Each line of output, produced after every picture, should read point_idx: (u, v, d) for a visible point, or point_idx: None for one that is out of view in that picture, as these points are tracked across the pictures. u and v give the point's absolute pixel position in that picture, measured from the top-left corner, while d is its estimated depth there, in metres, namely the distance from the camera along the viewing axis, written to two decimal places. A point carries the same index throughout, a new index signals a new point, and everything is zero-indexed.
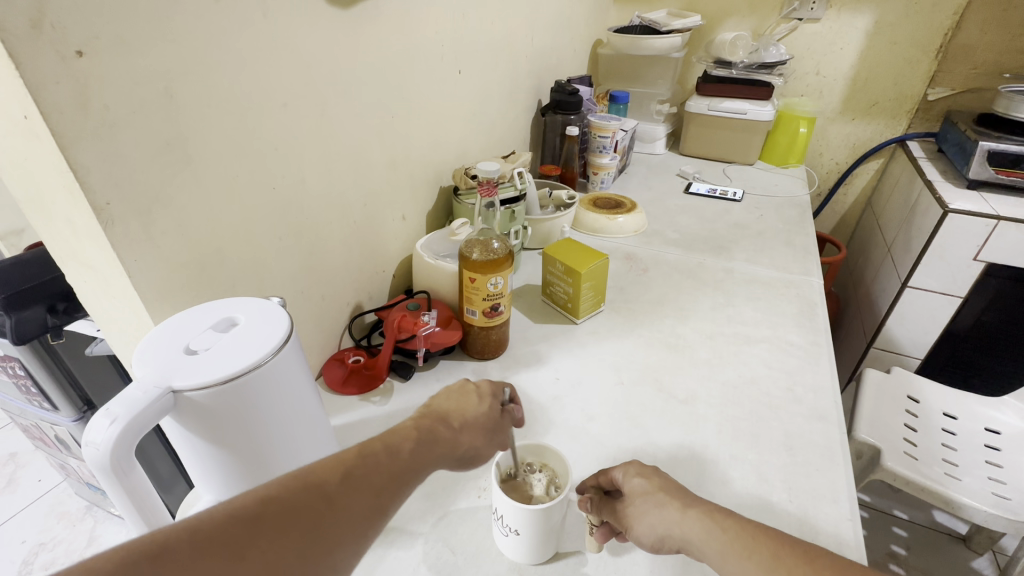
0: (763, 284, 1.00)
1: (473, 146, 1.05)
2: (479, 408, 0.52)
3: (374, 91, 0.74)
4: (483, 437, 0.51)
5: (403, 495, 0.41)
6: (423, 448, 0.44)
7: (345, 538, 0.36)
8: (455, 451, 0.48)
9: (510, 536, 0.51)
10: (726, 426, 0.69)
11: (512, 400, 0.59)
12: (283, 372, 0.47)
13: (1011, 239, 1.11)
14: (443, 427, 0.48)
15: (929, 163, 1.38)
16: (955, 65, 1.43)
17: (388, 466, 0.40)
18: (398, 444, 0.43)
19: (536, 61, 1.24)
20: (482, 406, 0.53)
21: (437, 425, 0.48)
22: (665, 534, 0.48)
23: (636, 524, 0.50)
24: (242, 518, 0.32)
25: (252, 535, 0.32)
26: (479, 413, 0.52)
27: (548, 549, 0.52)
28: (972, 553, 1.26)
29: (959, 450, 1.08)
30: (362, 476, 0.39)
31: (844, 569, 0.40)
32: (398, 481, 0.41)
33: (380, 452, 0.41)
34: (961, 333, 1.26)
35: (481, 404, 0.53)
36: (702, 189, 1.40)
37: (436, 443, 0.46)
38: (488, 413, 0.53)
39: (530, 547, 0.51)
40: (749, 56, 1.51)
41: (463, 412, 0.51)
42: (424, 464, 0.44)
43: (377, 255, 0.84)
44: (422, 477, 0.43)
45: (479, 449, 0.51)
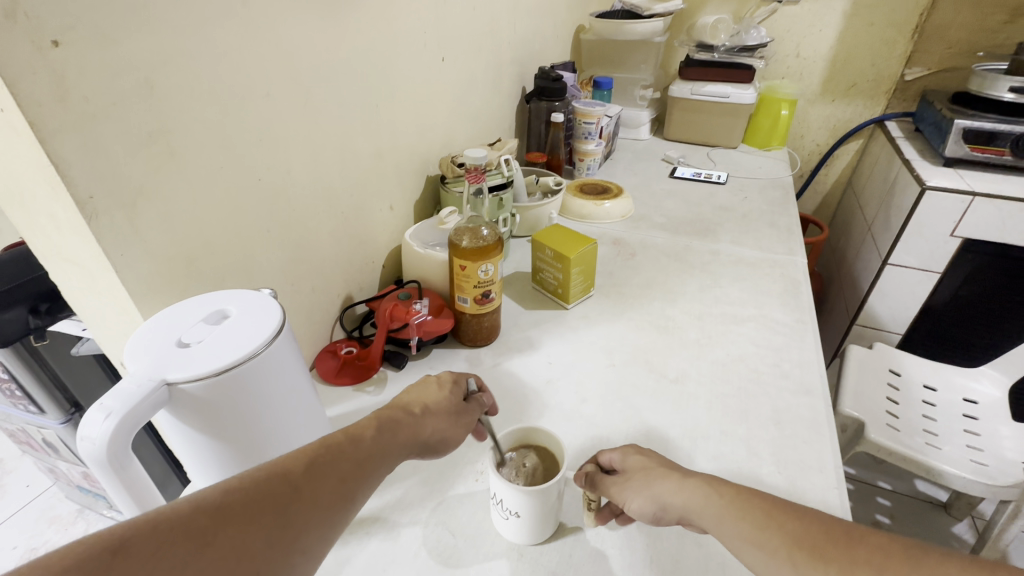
0: (748, 265, 1.02)
1: (459, 134, 1.05)
2: (439, 396, 0.53)
3: (358, 80, 0.73)
4: (449, 424, 0.52)
5: (369, 481, 0.42)
6: (385, 437, 0.45)
7: (318, 523, 0.37)
8: (421, 439, 0.49)
9: (510, 519, 0.52)
10: (716, 403, 0.71)
11: (479, 388, 0.60)
12: (275, 362, 0.47)
13: (986, 214, 1.14)
14: (403, 415, 0.49)
15: (907, 142, 1.41)
16: (930, 45, 1.45)
17: (351, 454, 0.41)
18: (358, 433, 0.44)
19: (519, 47, 1.24)
20: (442, 393, 0.54)
21: (396, 412, 0.49)
22: (666, 493, 0.49)
23: (633, 491, 0.51)
24: (211, 507, 0.33)
25: (224, 521, 0.33)
26: (440, 400, 0.53)
27: (547, 527, 0.53)
28: (952, 519, 1.31)
29: (938, 420, 1.12)
30: (327, 464, 0.39)
31: (831, 526, 0.41)
32: (363, 467, 0.42)
33: (342, 440, 0.42)
34: (940, 308, 1.30)
35: (441, 391, 0.54)
36: (687, 174, 1.42)
37: (399, 430, 0.47)
38: (449, 398, 0.54)
39: (529, 527, 0.52)
40: (730, 39, 1.52)
41: (426, 399, 0.52)
42: (387, 451, 0.44)
43: (366, 245, 0.83)
44: (385, 464, 0.44)
45: (444, 440, 0.51)
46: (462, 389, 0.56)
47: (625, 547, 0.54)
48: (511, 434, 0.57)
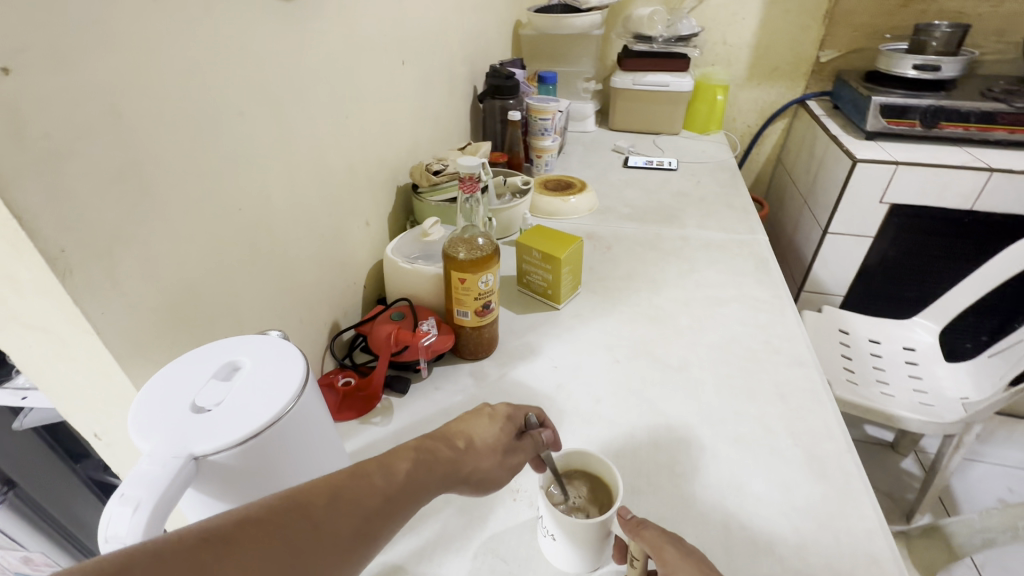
0: (717, 247, 1.06)
1: (423, 140, 1.01)
2: (489, 429, 0.50)
3: (325, 91, 0.68)
4: (491, 464, 0.49)
5: (396, 519, 0.37)
6: (420, 468, 0.41)
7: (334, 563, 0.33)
8: (460, 474, 0.46)
9: (548, 538, 0.51)
10: (722, 385, 0.73)
11: (541, 422, 0.56)
12: (304, 417, 0.43)
13: (907, 180, 1.26)
14: (446, 451, 0.46)
15: (829, 119, 1.53)
16: (839, 29, 1.58)
17: (377, 488, 0.37)
18: (392, 464, 0.40)
19: (468, 46, 1.20)
20: (492, 427, 0.51)
21: (438, 445, 0.45)
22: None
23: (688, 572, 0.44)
24: (218, 537, 0.29)
25: (230, 554, 0.29)
26: (488, 434, 0.50)
27: (583, 562, 0.51)
28: (900, 456, 1.46)
29: (887, 370, 1.24)
30: (352, 497, 0.36)
31: None
32: (391, 503, 0.38)
33: (374, 474, 0.38)
34: (873, 268, 1.42)
35: (493, 425, 0.51)
36: (640, 163, 1.46)
37: (436, 463, 0.43)
38: (498, 434, 0.51)
39: (564, 555, 0.50)
40: (666, 30, 1.57)
41: (474, 432, 0.50)
42: (422, 483, 0.41)
43: (347, 265, 0.78)
44: (418, 498, 0.40)
45: (482, 482, 0.48)
46: (517, 420, 0.54)
47: None
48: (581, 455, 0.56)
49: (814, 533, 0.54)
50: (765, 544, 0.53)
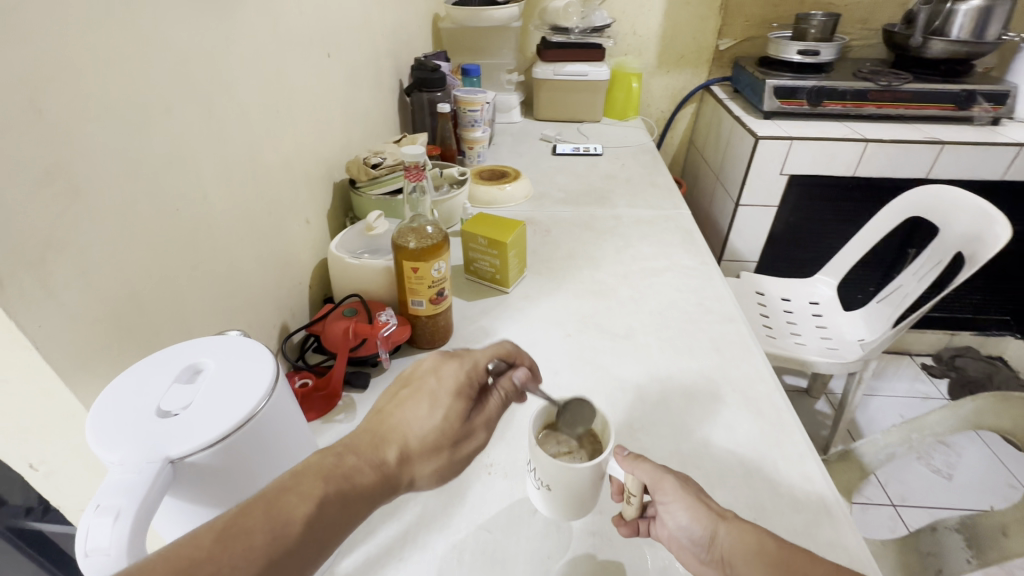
0: (647, 223, 1.14)
1: (355, 135, 0.99)
2: (428, 421, 0.46)
3: (254, 85, 0.65)
4: (437, 466, 0.46)
5: (295, 572, 0.35)
6: (326, 512, 0.37)
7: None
8: (392, 492, 0.43)
9: (540, 489, 0.53)
10: (665, 346, 0.80)
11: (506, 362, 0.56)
12: (278, 413, 0.42)
13: (801, 153, 1.42)
14: (371, 469, 0.42)
15: (732, 102, 1.67)
16: (733, 19, 1.73)
17: (270, 542, 0.34)
18: (285, 517, 0.35)
19: (390, 39, 1.19)
20: (432, 417, 0.47)
21: (361, 468, 0.41)
22: (719, 519, 0.47)
23: (688, 503, 0.48)
24: None
25: None
26: (427, 428, 0.46)
27: (573, 508, 0.53)
28: (814, 399, 1.64)
29: (798, 323, 1.38)
30: (236, 556, 0.32)
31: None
32: (288, 557, 0.34)
33: (257, 539, 0.33)
34: (779, 234, 1.58)
35: (432, 413, 0.47)
36: (567, 149, 1.51)
37: (352, 497, 0.39)
38: (439, 425, 0.46)
39: (554, 503, 0.53)
40: (581, 22, 1.64)
41: (414, 435, 0.45)
42: (326, 530, 0.37)
43: (290, 266, 0.76)
44: (328, 541, 0.37)
45: (431, 482, 0.46)
46: (465, 402, 0.49)
47: None
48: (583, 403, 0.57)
49: (758, 463, 0.61)
50: (717, 477, 0.59)
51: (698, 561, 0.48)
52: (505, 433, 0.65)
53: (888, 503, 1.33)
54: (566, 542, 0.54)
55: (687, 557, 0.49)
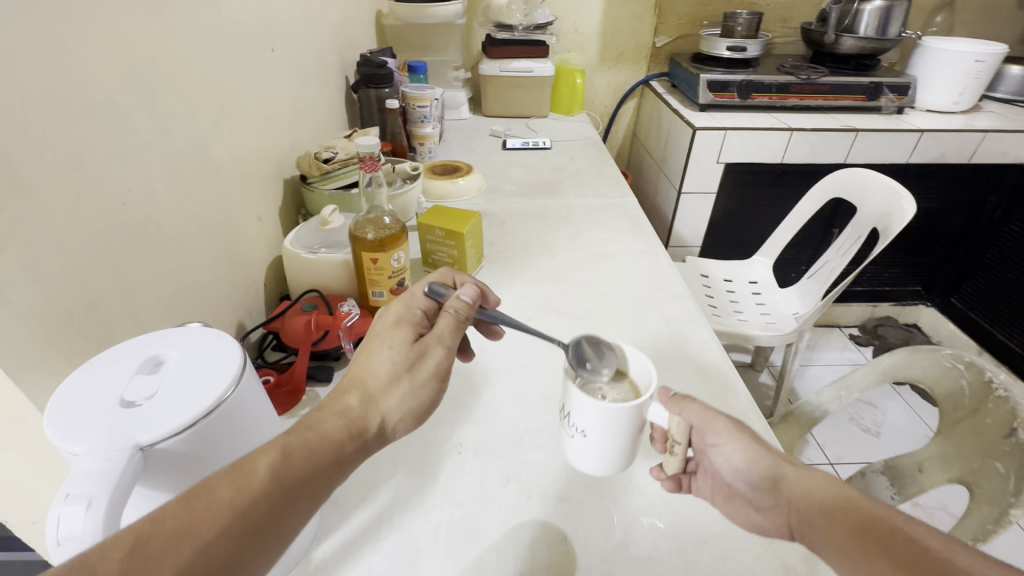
0: (597, 211, 1.19)
1: (303, 131, 0.98)
2: (380, 361, 0.47)
3: (198, 78, 0.64)
4: (402, 396, 0.46)
5: (269, 521, 0.35)
6: (290, 461, 0.38)
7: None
8: (363, 436, 0.43)
9: (578, 438, 0.53)
10: (619, 323, 0.84)
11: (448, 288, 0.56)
12: (246, 400, 0.42)
13: (734, 143, 1.52)
14: (334, 417, 0.43)
15: (670, 96, 1.76)
16: (667, 18, 1.82)
17: (236, 494, 0.34)
18: (246, 471, 0.36)
19: (334, 34, 1.18)
20: (382, 356, 0.48)
21: (323, 420, 0.42)
22: (783, 465, 0.47)
23: (744, 446, 0.49)
24: None
25: None
26: (381, 367, 0.47)
27: (614, 455, 0.53)
28: (757, 373, 1.76)
29: (739, 300, 1.48)
30: (201, 513, 0.33)
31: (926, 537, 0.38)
32: (257, 505, 0.35)
33: (221, 492, 0.34)
34: (719, 219, 1.68)
35: (382, 353, 0.48)
36: (517, 144, 1.55)
37: (319, 445, 0.40)
38: (390, 359, 0.48)
39: (593, 450, 0.53)
40: (524, 19, 1.67)
41: (370, 375, 0.47)
42: (294, 480, 0.37)
43: (244, 264, 0.74)
44: (299, 490, 0.37)
45: (404, 415, 0.47)
46: (411, 332, 0.50)
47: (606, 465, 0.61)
48: (595, 338, 0.59)
49: None
50: None
51: (757, 510, 0.48)
52: (472, 414, 0.67)
53: (827, 462, 1.45)
54: (536, 507, 0.56)
55: (740, 499, 0.49)
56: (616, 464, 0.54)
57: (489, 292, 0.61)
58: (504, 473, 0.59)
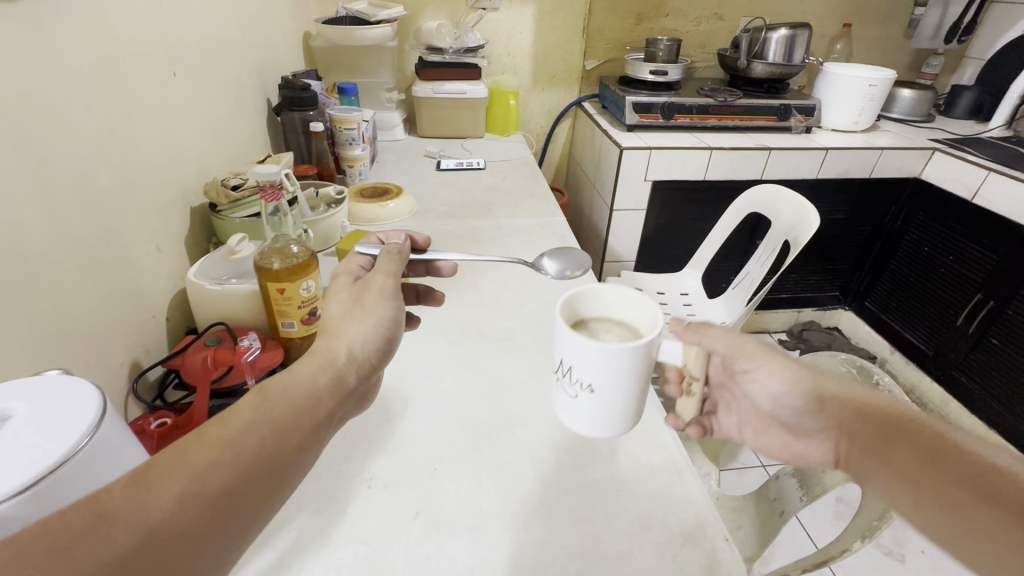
0: (526, 231, 1.20)
1: (214, 156, 0.94)
2: (334, 309, 0.52)
3: (83, 108, 0.61)
4: (361, 325, 0.50)
5: (262, 448, 0.38)
6: (270, 399, 0.41)
7: (180, 532, 0.32)
8: (338, 369, 0.46)
9: (585, 392, 0.52)
10: (541, 343, 0.85)
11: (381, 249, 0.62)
12: (106, 452, 0.40)
13: (660, 162, 1.59)
14: (307, 359, 0.46)
15: (601, 117, 1.82)
16: (595, 43, 1.89)
17: (224, 431, 0.37)
18: (227, 414, 0.38)
19: (252, 57, 1.15)
20: (334, 306, 0.52)
21: (297, 365, 0.45)
22: (814, 388, 0.52)
23: (775, 370, 0.54)
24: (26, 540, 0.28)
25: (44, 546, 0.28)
26: (337, 314, 0.51)
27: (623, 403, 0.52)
28: None
29: (671, 312, 1.53)
30: (194, 449, 0.35)
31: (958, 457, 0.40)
32: (246, 436, 0.37)
33: (208, 432, 0.36)
34: (651, 234, 1.75)
35: (334, 305, 0.52)
36: (451, 165, 1.55)
37: (296, 385, 0.43)
38: (341, 305, 0.52)
39: (601, 401, 0.52)
40: (455, 42, 1.69)
41: (326, 319, 0.51)
42: (276, 416, 0.40)
43: (141, 298, 0.70)
44: (285, 422, 0.40)
45: (371, 338, 0.49)
46: (348, 276, 0.55)
47: (522, 492, 0.60)
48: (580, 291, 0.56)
49: (622, 438, 0.67)
50: (587, 457, 0.64)
51: (799, 435, 0.54)
52: (386, 445, 0.65)
53: (759, 464, 1.51)
54: (447, 541, 0.55)
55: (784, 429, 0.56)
56: (627, 417, 0.54)
57: (414, 233, 0.66)
58: (415, 505, 0.58)
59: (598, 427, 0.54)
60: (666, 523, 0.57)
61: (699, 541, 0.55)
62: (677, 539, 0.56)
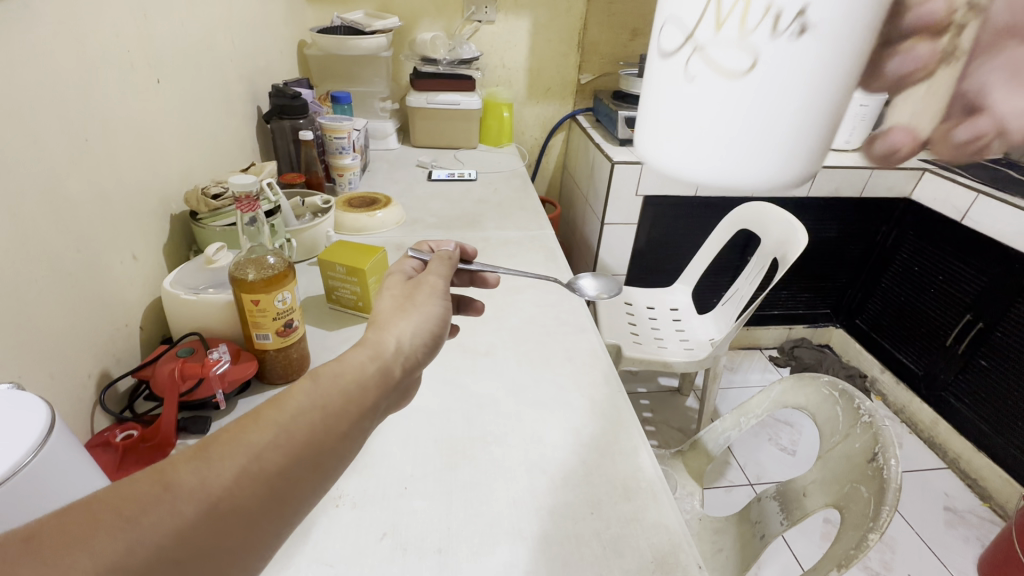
0: (513, 244, 1.20)
1: (198, 163, 0.94)
2: (385, 304, 0.51)
3: (56, 115, 0.60)
4: (411, 320, 0.49)
5: (317, 435, 0.36)
6: (324, 384, 0.38)
7: (236, 509, 0.31)
8: (388, 360, 0.44)
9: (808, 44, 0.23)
10: (522, 358, 0.84)
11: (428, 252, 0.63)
12: (56, 469, 0.39)
13: (651, 176, 1.59)
14: (361, 346, 0.44)
15: (594, 130, 1.83)
16: (590, 57, 1.90)
17: (281, 415, 0.35)
18: (283, 395, 0.36)
19: (242, 64, 1.15)
20: (385, 301, 0.51)
21: (349, 351, 0.43)
22: None
23: None
24: (84, 517, 0.28)
25: (101, 524, 0.28)
26: (388, 308, 0.50)
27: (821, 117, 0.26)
28: (684, 396, 1.81)
29: (661, 326, 1.52)
30: (249, 432, 0.34)
31: None
32: (304, 422, 0.36)
33: (263, 416, 0.35)
34: (642, 249, 1.75)
35: (386, 300, 0.51)
36: (442, 175, 1.55)
37: (350, 372, 0.41)
38: (391, 301, 0.51)
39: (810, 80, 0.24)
40: (449, 54, 1.70)
41: (376, 313, 0.50)
42: (330, 401, 0.38)
43: (112, 307, 0.69)
44: (340, 410, 0.38)
45: (420, 332, 0.48)
46: (401, 275, 0.56)
47: (494, 514, 0.59)
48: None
49: (599, 459, 0.66)
50: (561, 479, 0.63)
51: None
52: (357, 462, 0.64)
53: (746, 482, 1.49)
54: (413, 565, 0.53)
55: None
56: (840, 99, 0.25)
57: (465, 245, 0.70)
58: (383, 526, 0.57)
59: (782, 131, 0.26)
60: (638, 550, 0.56)
61: (670, 568, 0.54)
62: (649, 566, 0.54)
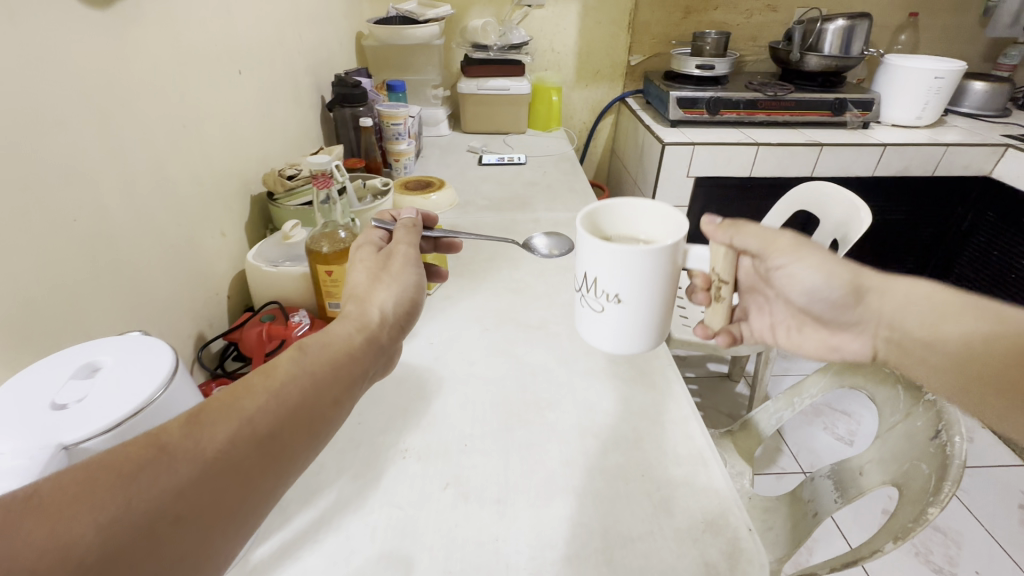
0: (563, 225, 1.22)
1: (272, 148, 1.01)
2: (360, 277, 0.55)
3: (159, 101, 0.68)
4: (391, 289, 0.53)
5: (304, 399, 0.40)
6: (311, 354, 0.43)
7: (233, 467, 0.34)
8: (373, 330, 0.49)
9: None
10: (573, 333, 0.86)
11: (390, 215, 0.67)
12: (174, 408, 0.45)
13: (704, 157, 1.56)
14: (342, 321, 0.49)
15: (644, 113, 1.81)
16: (641, 38, 1.87)
17: (268, 382, 0.39)
18: (273, 367, 0.41)
19: (309, 56, 1.22)
20: (359, 274, 0.55)
21: (333, 326, 0.48)
22: None
23: None
24: (78, 482, 0.29)
25: (97, 485, 0.30)
26: (360, 282, 0.54)
27: None
28: (734, 382, 1.78)
29: None
30: (241, 398, 0.37)
31: None
32: (290, 389, 0.40)
33: (254, 383, 0.39)
34: (693, 232, 1.72)
35: (358, 273, 0.55)
36: (493, 159, 1.59)
37: (335, 345, 0.45)
38: (367, 273, 0.55)
39: None
40: (499, 40, 1.72)
41: (353, 287, 0.54)
42: (318, 368, 0.43)
43: (206, 277, 0.78)
44: (323, 376, 0.42)
45: (401, 302, 0.53)
46: (371, 246, 0.59)
47: (548, 471, 0.62)
48: None
49: (649, 426, 0.68)
50: (611, 442, 0.66)
51: None
52: (420, 420, 0.69)
53: (799, 470, 1.46)
54: (474, 511, 0.58)
55: None
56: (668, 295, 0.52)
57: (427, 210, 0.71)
58: (445, 477, 0.62)
59: None
60: (688, 510, 0.58)
61: (719, 528, 0.56)
62: (698, 525, 0.56)
